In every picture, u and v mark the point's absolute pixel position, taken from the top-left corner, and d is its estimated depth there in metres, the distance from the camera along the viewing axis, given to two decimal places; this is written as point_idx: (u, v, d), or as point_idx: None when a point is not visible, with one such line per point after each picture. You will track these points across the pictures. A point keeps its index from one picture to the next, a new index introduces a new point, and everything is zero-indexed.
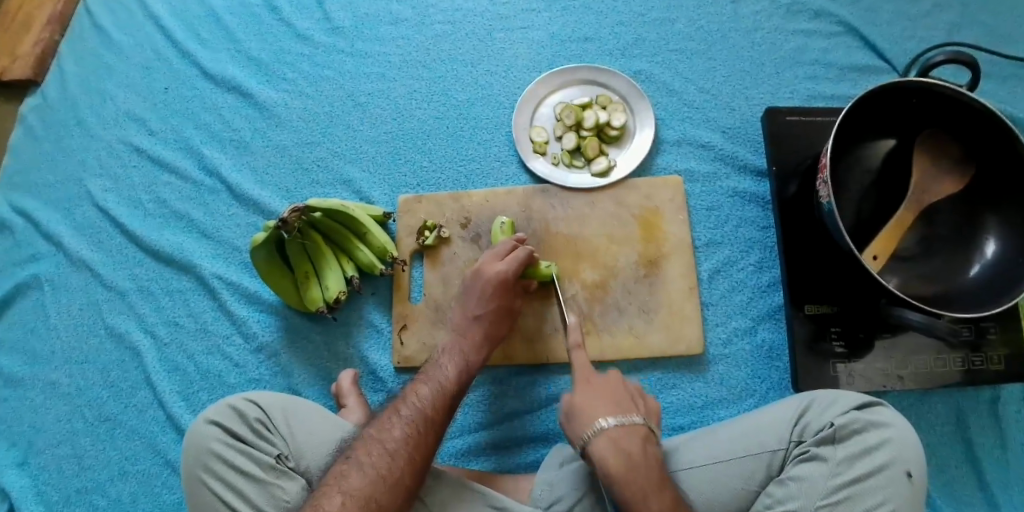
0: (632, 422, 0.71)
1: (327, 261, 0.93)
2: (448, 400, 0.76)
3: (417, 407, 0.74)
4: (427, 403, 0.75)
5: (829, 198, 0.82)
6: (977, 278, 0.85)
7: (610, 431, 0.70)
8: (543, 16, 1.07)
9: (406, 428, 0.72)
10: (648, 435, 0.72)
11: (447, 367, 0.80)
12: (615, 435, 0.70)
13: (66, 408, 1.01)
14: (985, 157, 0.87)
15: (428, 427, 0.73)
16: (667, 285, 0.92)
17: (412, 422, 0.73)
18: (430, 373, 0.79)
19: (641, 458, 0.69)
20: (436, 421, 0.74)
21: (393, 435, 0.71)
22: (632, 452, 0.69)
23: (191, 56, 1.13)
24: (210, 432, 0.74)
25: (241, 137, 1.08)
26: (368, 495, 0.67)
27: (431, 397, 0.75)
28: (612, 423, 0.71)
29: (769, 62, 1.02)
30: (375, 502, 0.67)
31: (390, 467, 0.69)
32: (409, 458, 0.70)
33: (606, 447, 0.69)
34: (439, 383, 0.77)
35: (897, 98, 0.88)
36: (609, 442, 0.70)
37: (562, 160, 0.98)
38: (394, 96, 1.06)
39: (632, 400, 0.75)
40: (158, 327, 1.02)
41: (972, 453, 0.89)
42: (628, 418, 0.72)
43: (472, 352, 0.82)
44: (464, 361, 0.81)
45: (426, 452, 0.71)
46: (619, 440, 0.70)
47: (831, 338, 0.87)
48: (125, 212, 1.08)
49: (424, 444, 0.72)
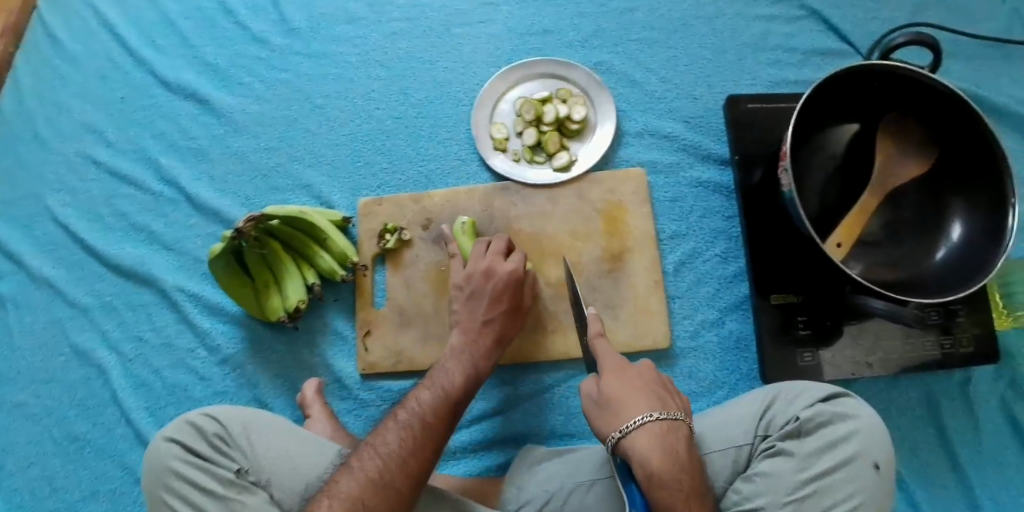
0: (676, 420, 0.66)
1: (287, 270, 0.92)
2: (449, 405, 0.74)
3: (416, 411, 0.73)
4: (427, 407, 0.73)
5: (789, 186, 0.81)
6: (943, 262, 0.85)
7: (654, 426, 0.65)
8: (501, 9, 1.05)
9: (401, 433, 0.70)
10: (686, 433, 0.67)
11: (452, 372, 0.78)
12: (659, 431, 0.65)
13: (35, 428, 1.00)
14: (951, 139, 0.85)
15: (427, 433, 0.71)
16: (632, 280, 0.91)
17: (408, 426, 0.71)
18: (433, 379, 0.78)
19: (685, 460, 0.65)
20: (434, 427, 0.72)
21: (388, 439, 0.70)
22: (679, 452, 0.64)
23: (147, 64, 1.11)
24: (168, 449, 0.72)
25: (199, 145, 1.07)
26: (356, 497, 0.65)
27: (430, 403, 0.74)
28: (655, 418, 0.65)
29: (731, 50, 1.01)
30: (364, 504, 0.64)
31: (383, 472, 0.67)
32: (403, 462, 0.68)
33: (650, 443, 0.63)
34: (441, 388, 0.76)
35: (860, 81, 0.86)
36: (654, 439, 0.64)
37: (522, 157, 0.97)
38: (352, 97, 1.05)
39: (667, 394, 0.70)
40: (123, 343, 1.01)
41: (944, 436, 0.89)
42: (670, 414, 0.67)
43: (480, 364, 0.81)
44: (470, 366, 0.80)
45: (421, 459, 0.69)
46: (664, 438, 0.65)
47: (798, 327, 0.86)
48: (86, 227, 1.06)
49: (421, 451, 0.70)
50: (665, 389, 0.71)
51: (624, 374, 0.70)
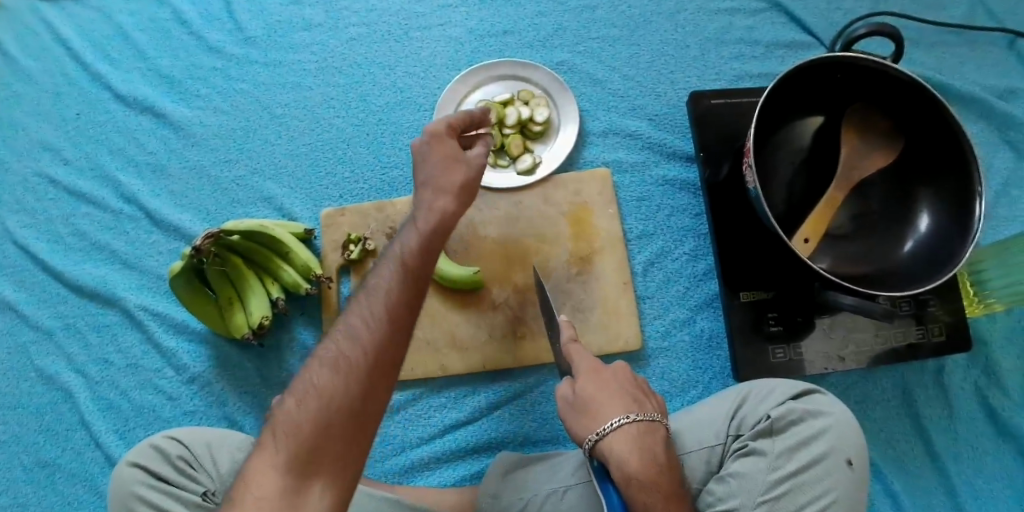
0: (653, 421, 0.66)
1: (250, 285, 0.90)
2: (407, 292, 0.59)
3: (373, 282, 0.60)
4: (387, 284, 0.59)
5: (754, 183, 0.79)
6: (910, 254, 0.84)
7: (630, 429, 0.65)
8: (459, 11, 1.04)
9: (360, 304, 0.59)
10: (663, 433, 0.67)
11: (406, 239, 0.63)
12: (635, 434, 0.64)
13: (2, 456, 0.97)
14: (916, 130, 0.84)
15: (383, 304, 0.58)
16: (601, 282, 0.89)
17: (367, 294, 0.59)
18: (386, 257, 0.62)
19: (661, 459, 0.64)
20: (391, 291, 0.59)
21: (347, 317, 0.58)
22: (656, 453, 0.64)
23: (101, 78, 1.09)
24: (132, 475, 0.73)
25: (157, 160, 1.04)
26: (325, 384, 0.54)
27: (387, 274, 0.60)
28: (631, 421, 0.65)
29: (694, 44, 0.99)
30: (321, 390, 0.54)
31: (349, 352, 0.56)
32: (364, 337, 0.56)
33: (625, 447, 0.63)
34: (398, 255, 0.61)
35: (822, 74, 0.85)
36: (629, 442, 0.64)
37: (486, 160, 0.94)
38: (311, 106, 1.02)
39: (645, 394, 0.70)
40: (88, 365, 0.99)
41: (919, 426, 0.88)
42: (647, 416, 0.67)
43: (435, 240, 0.63)
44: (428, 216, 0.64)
45: (382, 325, 0.57)
46: (640, 439, 0.64)
47: (769, 324, 0.85)
48: (46, 247, 1.04)
49: (381, 312, 0.58)
50: (644, 390, 0.71)
51: (600, 377, 0.69)
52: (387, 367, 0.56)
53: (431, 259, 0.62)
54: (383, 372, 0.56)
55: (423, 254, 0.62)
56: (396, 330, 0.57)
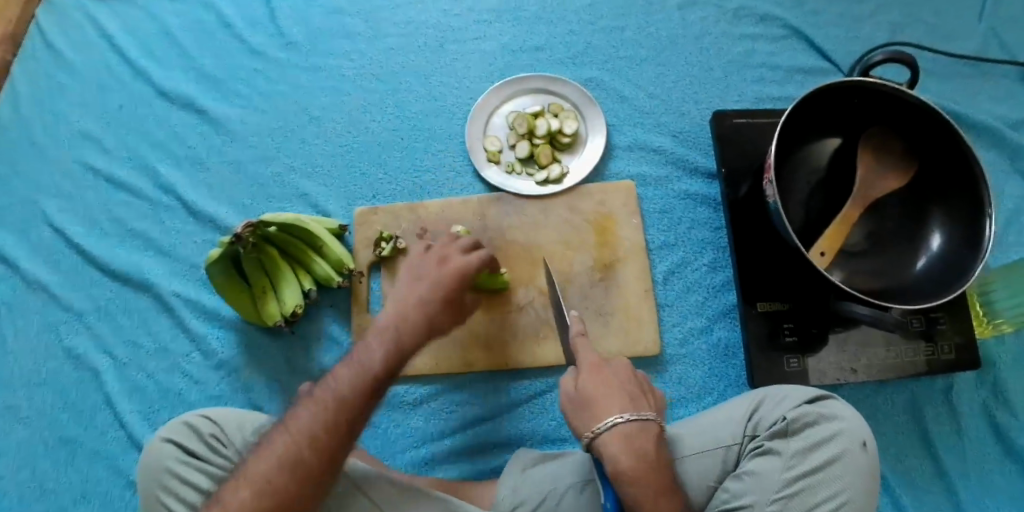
0: (649, 420, 0.68)
1: (283, 275, 0.94)
2: (368, 391, 0.67)
3: (328, 387, 0.66)
4: (345, 387, 0.66)
5: (774, 197, 0.83)
6: (924, 270, 0.87)
7: (623, 427, 0.67)
8: (494, 26, 1.08)
9: (312, 408, 0.65)
10: (658, 432, 0.69)
11: (370, 346, 0.70)
12: (628, 433, 0.67)
13: (27, 431, 1.00)
14: (927, 153, 0.89)
15: (337, 410, 0.65)
16: (623, 288, 0.93)
17: (321, 399, 0.66)
18: (354, 355, 0.70)
19: (653, 458, 0.66)
20: (347, 400, 0.66)
21: (298, 416, 0.65)
22: (647, 451, 0.66)
23: (144, 74, 1.13)
24: (164, 449, 0.74)
25: (196, 154, 1.08)
26: (263, 479, 0.61)
27: (346, 379, 0.67)
28: (626, 419, 0.67)
29: (718, 67, 1.04)
30: (270, 484, 0.61)
31: (301, 453, 0.63)
32: (313, 441, 0.63)
33: (616, 446, 0.66)
34: (360, 363, 0.68)
35: (840, 98, 0.90)
36: (621, 441, 0.66)
37: (516, 168, 1.00)
38: (348, 110, 1.06)
39: (643, 392, 0.72)
40: (118, 347, 1.01)
41: (927, 442, 0.90)
42: (643, 415, 0.69)
43: (405, 339, 0.72)
44: (396, 336, 0.72)
45: (334, 432, 0.64)
46: (633, 438, 0.67)
47: (784, 334, 0.88)
48: (82, 232, 1.06)
49: (333, 423, 0.64)
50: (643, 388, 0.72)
51: (601, 374, 0.71)
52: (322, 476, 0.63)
53: (394, 373, 0.71)
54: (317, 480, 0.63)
55: (391, 366, 0.70)
56: (347, 433, 0.65)
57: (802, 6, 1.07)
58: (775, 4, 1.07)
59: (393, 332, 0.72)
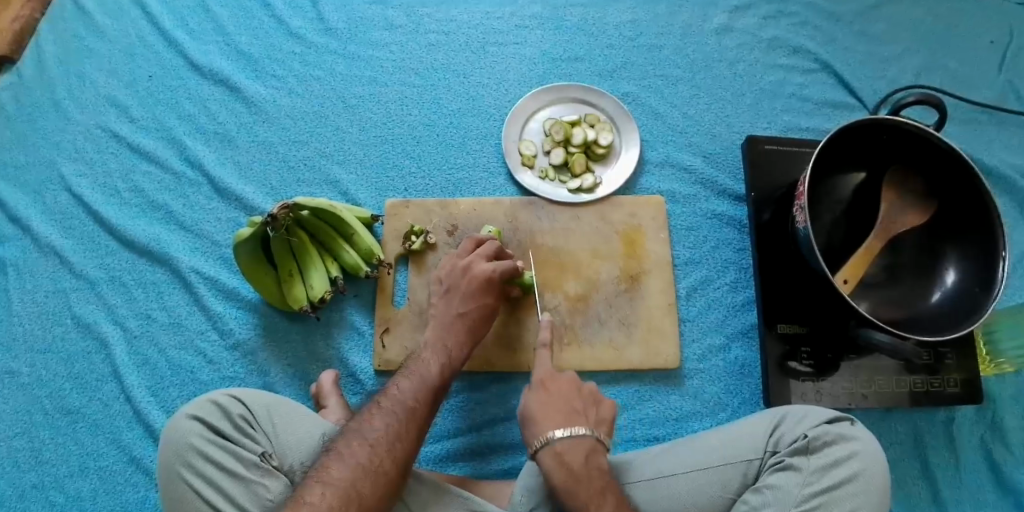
0: (580, 435, 0.71)
1: (312, 260, 0.93)
2: (429, 398, 0.77)
3: (398, 400, 0.75)
4: (408, 396, 0.76)
5: (806, 222, 0.85)
6: (937, 305, 0.91)
7: (557, 444, 0.71)
8: (535, 33, 1.10)
9: (387, 420, 0.73)
10: (593, 446, 0.72)
11: (429, 362, 0.80)
12: (559, 449, 0.71)
13: (25, 398, 0.95)
14: (948, 193, 0.92)
15: (410, 421, 0.74)
16: (647, 301, 0.95)
17: (391, 412, 0.74)
18: (410, 369, 0.80)
19: (584, 471, 0.70)
20: (417, 413, 0.75)
21: (375, 426, 0.72)
22: (574, 465, 0.70)
23: (177, 45, 1.11)
24: (191, 427, 0.72)
25: (226, 130, 1.06)
26: (349, 483, 0.67)
27: (413, 392, 0.77)
28: (559, 436, 0.71)
29: (750, 94, 1.07)
30: (357, 491, 0.67)
31: (377, 460, 0.69)
32: (392, 449, 0.71)
33: (549, 461, 0.70)
34: (421, 377, 0.78)
35: (869, 134, 0.93)
36: (554, 458, 0.70)
37: (549, 174, 1.01)
38: (385, 101, 1.07)
39: (582, 406, 0.75)
40: (128, 319, 0.98)
41: (928, 471, 0.93)
42: (577, 430, 0.72)
43: (453, 351, 0.83)
44: (446, 355, 0.82)
45: (408, 443, 0.72)
46: (563, 453, 0.70)
47: (801, 356, 0.91)
48: (101, 199, 1.03)
49: (407, 432, 0.73)
50: (584, 402, 0.75)
51: (546, 390, 0.76)
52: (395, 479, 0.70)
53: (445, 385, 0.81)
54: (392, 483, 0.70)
55: (443, 379, 0.80)
56: (412, 438, 0.73)
57: (834, 42, 1.11)
58: (807, 39, 1.11)
59: (442, 347, 0.83)
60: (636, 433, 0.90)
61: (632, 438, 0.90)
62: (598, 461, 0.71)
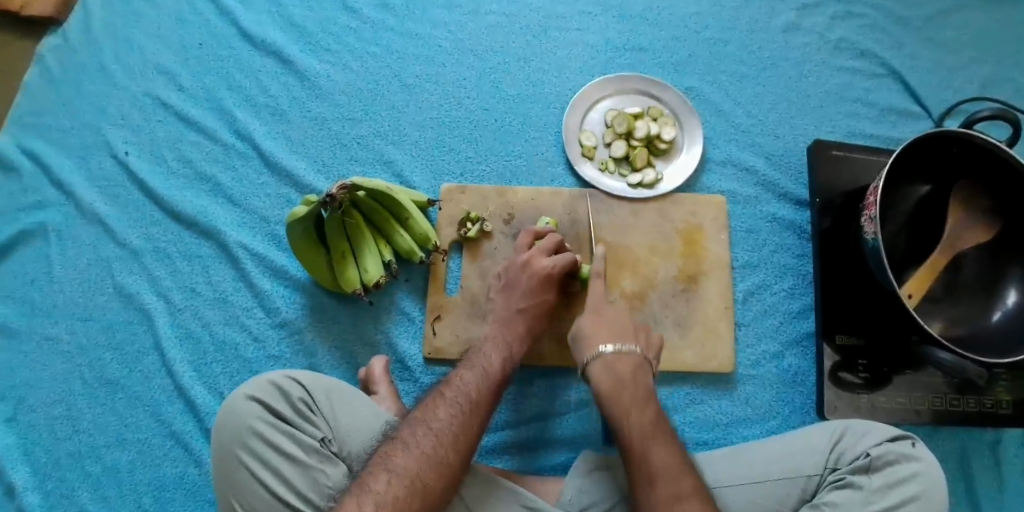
0: (630, 349, 0.79)
1: (365, 243, 0.90)
2: (491, 388, 0.76)
3: (461, 390, 0.74)
4: (471, 387, 0.75)
5: (876, 234, 0.84)
6: (998, 325, 0.89)
7: (607, 356, 0.79)
8: (599, 20, 1.08)
9: (451, 410, 0.72)
10: (642, 363, 0.79)
11: (490, 355, 0.80)
12: (609, 360, 0.79)
13: (65, 366, 0.94)
14: (1015, 212, 0.90)
15: (473, 414, 0.73)
16: (704, 302, 0.93)
17: (456, 401, 0.73)
18: (472, 360, 0.79)
19: (629, 378, 0.77)
20: (480, 404, 0.74)
21: (439, 416, 0.71)
22: (624, 373, 0.77)
23: (230, 14, 1.09)
24: (250, 409, 0.70)
25: (277, 104, 1.04)
26: (414, 474, 0.65)
27: (476, 383, 0.76)
28: (609, 350, 0.79)
29: (815, 96, 1.05)
30: (422, 481, 0.65)
31: (442, 452, 0.68)
32: (456, 441, 0.69)
33: (599, 369, 0.78)
34: (483, 370, 0.77)
35: (939, 147, 0.91)
36: (603, 366, 0.78)
37: (609, 167, 0.99)
38: (442, 82, 1.05)
39: (635, 333, 0.83)
40: (172, 291, 0.96)
41: (972, 489, 0.92)
42: (627, 347, 0.80)
43: (514, 348, 0.82)
44: (507, 350, 0.81)
45: (471, 436, 0.71)
46: (613, 364, 0.78)
47: (857, 368, 0.90)
48: (146, 167, 1.02)
49: (470, 424, 0.72)
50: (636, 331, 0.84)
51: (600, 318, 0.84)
52: (458, 470, 0.69)
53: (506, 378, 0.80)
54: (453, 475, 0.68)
55: (505, 371, 0.79)
56: (475, 432, 0.72)
57: (903, 47, 1.08)
58: (876, 42, 1.08)
59: (503, 341, 0.82)
60: (686, 436, 0.89)
61: (682, 441, 0.90)
62: (645, 374, 0.78)
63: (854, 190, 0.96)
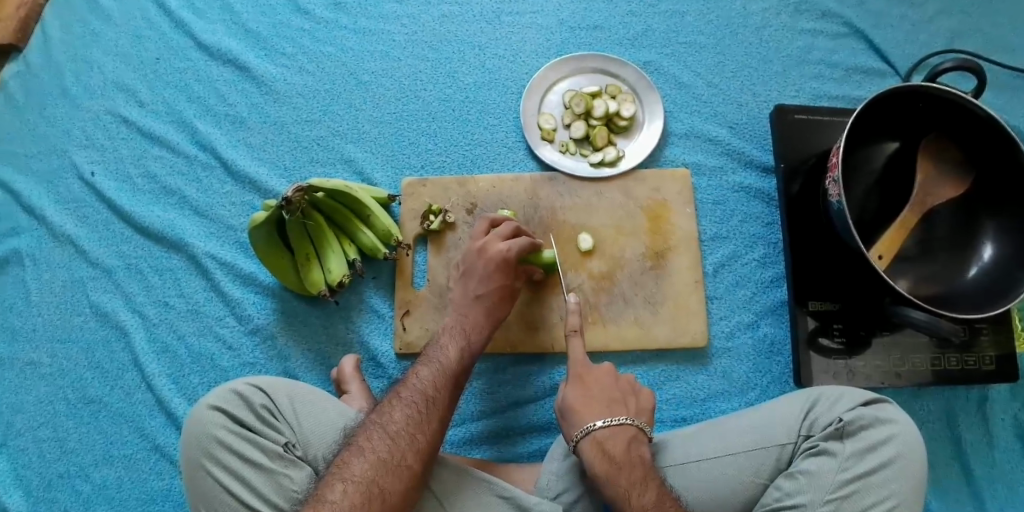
0: (620, 422, 0.72)
1: (329, 244, 0.90)
2: (448, 382, 0.75)
3: (417, 389, 0.73)
4: (427, 385, 0.74)
5: (839, 196, 0.82)
6: (975, 280, 0.87)
7: (598, 433, 0.71)
8: (552, 2, 1.06)
9: (407, 411, 0.71)
10: (635, 436, 0.72)
11: (449, 349, 0.78)
12: (601, 436, 0.71)
13: (48, 389, 0.95)
14: (986, 164, 0.88)
15: (431, 411, 0.72)
16: (674, 278, 0.92)
17: (411, 402, 0.72)
18: (429, 355, 0.78)
19: (625, 458, 0.70)
20: (437, 401, 0.73)
21: (395, 418, 0.70)
22: (616, 450, 0.70)
23: (184, 26, 1.09)
24: (212, 418, 0.70)
25: (237, 112, 1.04)
26: (370, 480, 0.65)
27: (431, 380, 0.74)
28: (600, 425, 0.72)
29: (777, 60, 1.03)
30: (378, 486, 0.65)
31: (398, 459, 0.67)
32: (412, 442, 0.68)
33: (592, 450, 0.70)
34: (439, 364, 0.76)
35: (903, 103, 0.88)
36: (595, 446, 0.70)
37: (570, 149, 0.98)
38: (398, 76, 1.04)
39: (621, 400, 0.75)
40: (147, 307, 0.97)
41: (960, 448, 0.90)
42: (616, 418, 0.73)
43: (474, 337, 0.81)
44: (465, 341, 0.80)
45: (429, 433, 0.70)
46: (606, 442, 0.71)
47: (832, 333, 0.88)
48: (113, 186, 1.03)
49: (428, 422, 0.71)
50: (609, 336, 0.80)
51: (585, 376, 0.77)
52: (419, 473, 0.68)
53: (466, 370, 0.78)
54: (415, 479, 0.68)
55: (462, 364, 0.78)
56: (432, 429, 0.70)
57: (866, 4, 1.05)
58: (837, 1, 1.05)
59: (464, 334, 0.80)
60: (663, 414, 0.89)
61: (660, 419, 0.89)
62: (640, 449, 0.72)
63: (820, 152, 0.94)
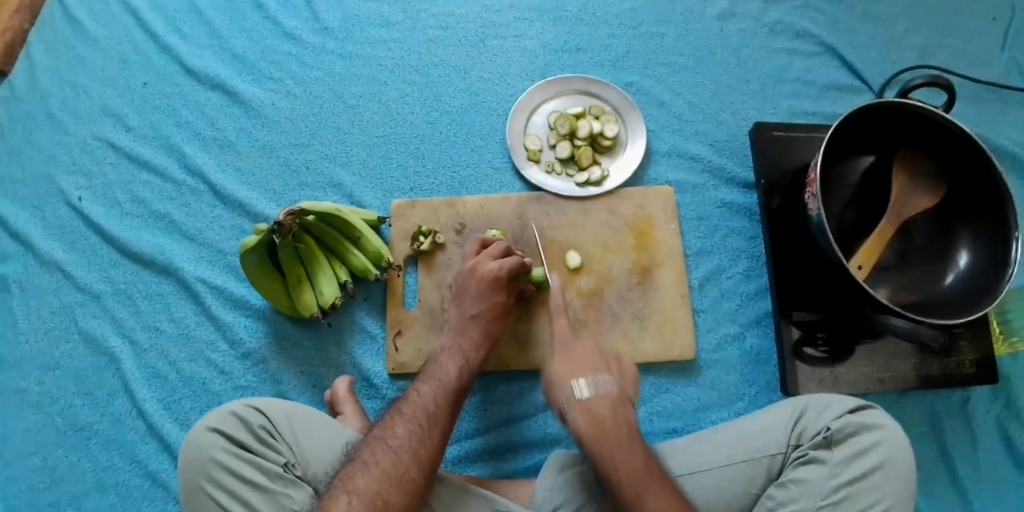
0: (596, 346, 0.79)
1: (320, 266, 0.91)
2: (450, 398, 0.76)
3: (419, 405, 0.74)
4: (429, 401, 0.75)
5: (818, 209, 0.85)
6: (952, 286, 0.89)
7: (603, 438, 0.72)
8: (535, 25, 1.09)
9: (409, 425, 0.71)
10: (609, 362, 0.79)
11: (446, 366, 0.79)
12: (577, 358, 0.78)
13: (36, 417, 0.94)
14: (958, 174, 0.91)
15: (432, 425, 0.72)
16: (661, 292, 0.94)
17: (414, 417, 0.72)
18: (429, 373, 0.79)
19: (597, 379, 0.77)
20: (439, 416, 0.73)
21: (398, 432, 0.71)
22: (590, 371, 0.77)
23: (171, 52, 1.11)
24: (211, 440, 0.70)
25: (224, 136, 1.06)
26: (376, 493, 0.66)
27: (432, 396, 0.75)
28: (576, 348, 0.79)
29: (755, 79, 1.06)
30: (383, 499, 0.66)
31: (402, 472, 0.68)
32: (416, 456, 0.69)
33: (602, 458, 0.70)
34: (440, 380, 0.77)
35: (877, 118, 0.91)
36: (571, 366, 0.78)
37: (556, 168, 1.00)
38: (385, 100, 1.06)
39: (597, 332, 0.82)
40: (137, 332, 0.97)
41: (945, 451, 0.92)
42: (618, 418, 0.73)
43: (470, 354, 0.82)
44: (464, 359, 0.80)
45: (433, 447, 0.71)
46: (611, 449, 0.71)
47: (817, 342, 0.90)
48: (102, 211, 1.03)
49: (431, 437, 0.71)
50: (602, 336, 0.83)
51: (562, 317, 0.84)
52: (422, 487, 0.68)
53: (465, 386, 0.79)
54: (418, 492, 0.68)
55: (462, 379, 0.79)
56: (435, 442, 0.71)
57: (838, 24, 1.09)
58: (810, 21, 1.09)
59: (459, 350, 0.81)
60: (655, 427, 0.90)
61: (652, 431, 0.90)
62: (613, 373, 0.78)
63: (798, 168, 0.97)
